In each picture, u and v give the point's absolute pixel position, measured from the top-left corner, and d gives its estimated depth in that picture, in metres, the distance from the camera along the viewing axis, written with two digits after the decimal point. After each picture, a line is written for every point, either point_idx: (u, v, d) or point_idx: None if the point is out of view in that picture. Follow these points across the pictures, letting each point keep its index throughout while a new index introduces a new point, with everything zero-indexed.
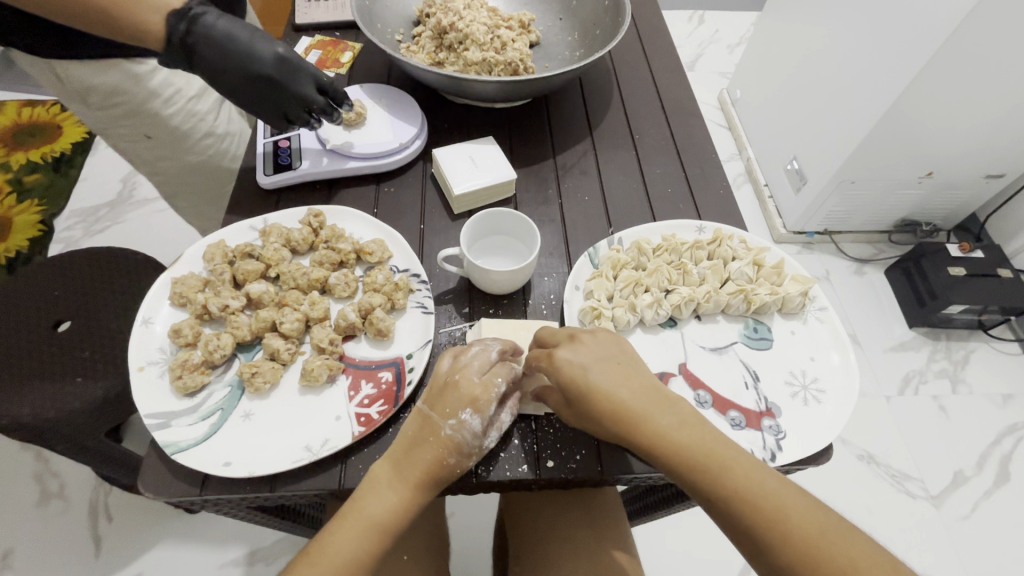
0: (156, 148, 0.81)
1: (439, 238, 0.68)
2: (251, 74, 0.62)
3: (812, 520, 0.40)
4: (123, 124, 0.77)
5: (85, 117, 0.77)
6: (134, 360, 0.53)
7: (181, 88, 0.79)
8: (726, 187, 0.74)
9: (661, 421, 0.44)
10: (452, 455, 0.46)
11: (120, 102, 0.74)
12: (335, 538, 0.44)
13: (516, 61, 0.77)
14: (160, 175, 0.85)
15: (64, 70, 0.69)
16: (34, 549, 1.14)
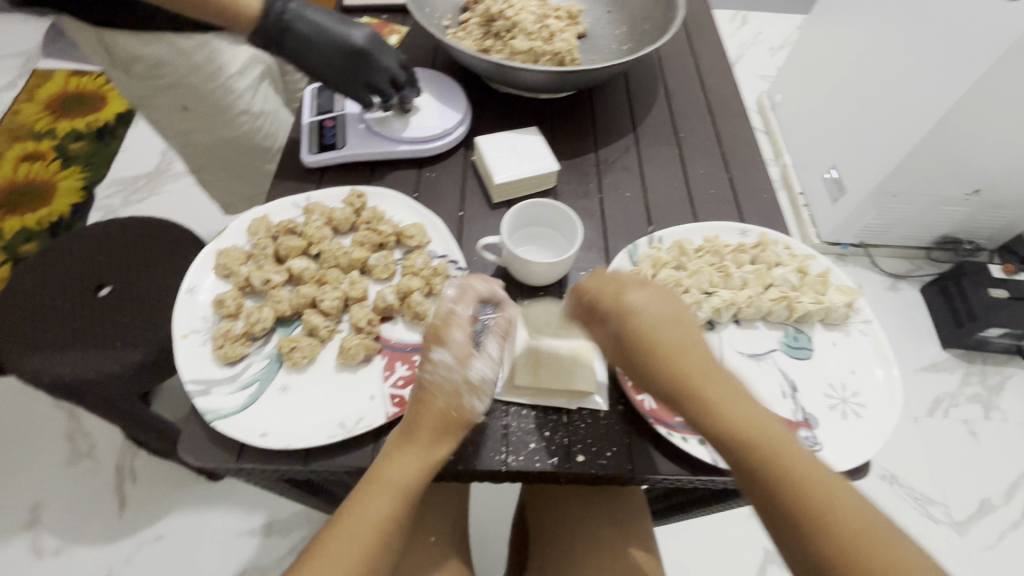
0: (193, 120, 0.81)
1: (478, 226, 0.67)
2: (342, 47, 0.64)
3: (872, 524, 0.35)
4: (163, 94, 0.78)
5: (124, 85, 0.77)
6: (177, 327, 0.54)
7: (224, 64, 0.78)
8: (770, 191, 0.73)
9: (719, 388, 0.42)
10: (441, 398, 0.47)
11: (162, 73, 0.74)
12: (358, 508, 0.44)
13: (564, 50, 0.76)
14: (193, 148, 0.85)
15: (111, 39, 0.69)
16: (63, 504, 1.18)
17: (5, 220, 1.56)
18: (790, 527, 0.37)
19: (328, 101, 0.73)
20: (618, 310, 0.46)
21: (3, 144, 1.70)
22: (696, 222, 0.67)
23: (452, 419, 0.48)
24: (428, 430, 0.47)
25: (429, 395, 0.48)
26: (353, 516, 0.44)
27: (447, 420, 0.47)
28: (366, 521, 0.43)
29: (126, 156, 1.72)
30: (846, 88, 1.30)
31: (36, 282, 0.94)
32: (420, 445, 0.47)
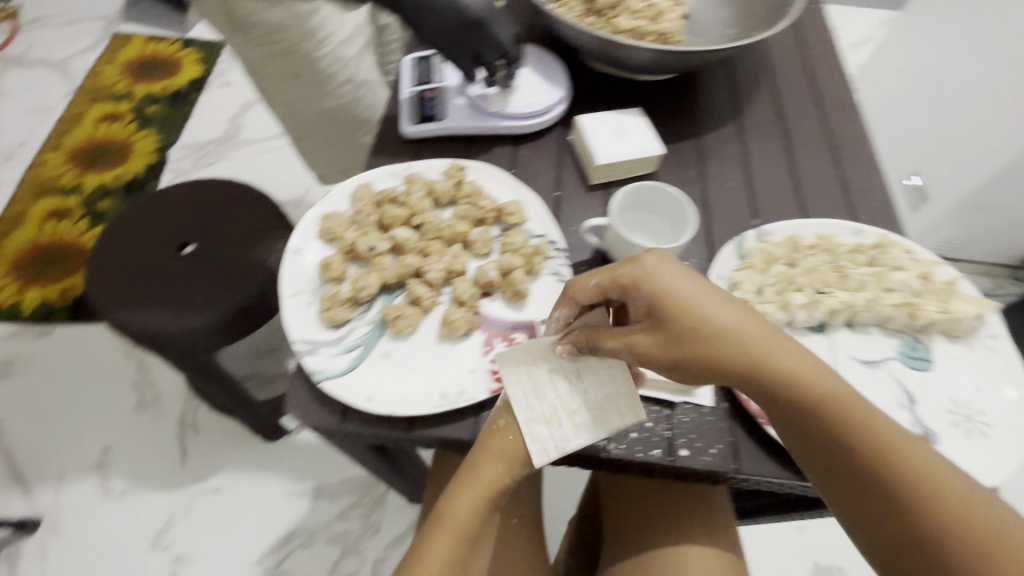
0: (299, 88, 0.84)
1: (575, 207, 0.65)
2: (459, 16, 0.63)
3: (943, 473, 0.40)
4: (274, 62, 0.80)
5: (241, 51, 0.80)
6: (286, 287, 0.55)
7: (334, 32, 0.80)
8: (885, 190, 0.68)
9: (783, 363, 0.45)
10: (507, 430, 0.49)
11: (278, 39, 0.76)
12: (427, 549, 0.48)
13: (670, 32, 0.73)
14: (296, 116, 0.89)
15: (238, 6, 0.72)
16: (130, 449, 1.24)
17: (84, 176, 1.63)
18: (874, 491, 0.41)
19: (428, 72, 0.73)
20: (650, 286, 0.46)
21: (85, 103, 1.78)
22: (807, 219, 0.63)
23: (512, 460, 0.49)
24: (484, 474, 0.49)
25: (487, 433, 0.50)
26: (425, 559, 0.47)
27: (504, 462, 0.49)
28: (434, 562, 0.47)
29: (197, 121, 1.77)
30: (946, 88, 1.22)
31: (125, 235, 0.97)
32: (479, 485, 0.49)
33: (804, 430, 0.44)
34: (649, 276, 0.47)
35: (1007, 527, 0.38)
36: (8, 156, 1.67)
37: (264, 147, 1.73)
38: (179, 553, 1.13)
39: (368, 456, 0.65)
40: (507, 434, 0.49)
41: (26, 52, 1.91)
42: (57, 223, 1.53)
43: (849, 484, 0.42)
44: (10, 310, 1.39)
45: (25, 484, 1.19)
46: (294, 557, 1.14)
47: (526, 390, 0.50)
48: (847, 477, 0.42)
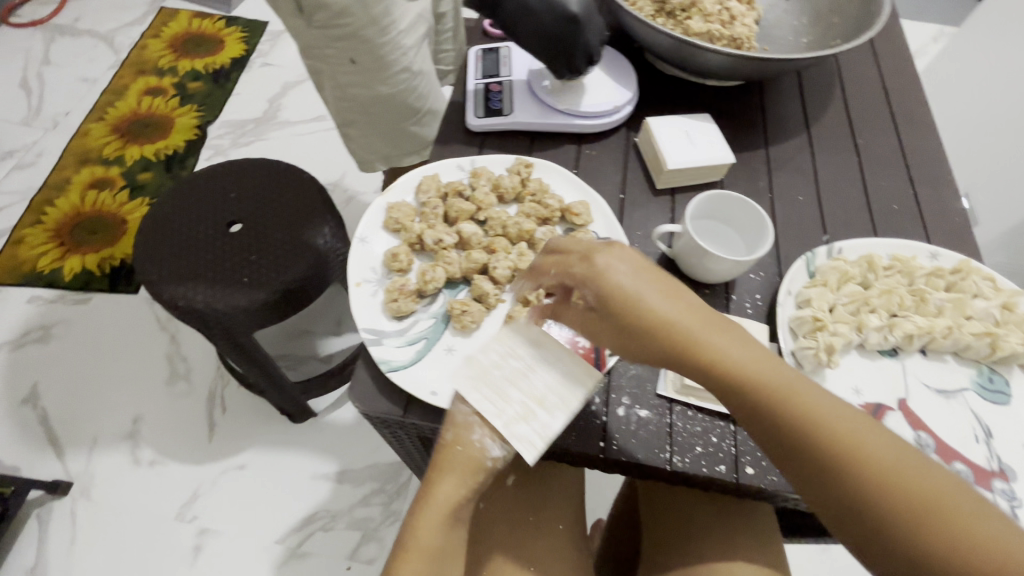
0: (356, 74, 0.82)
1: (640, 212, 0.64)
2: (554, 15, 0.60)
3: (882, 452, 0.37)
4: (334, 46, 0.78)
5: (299, 32, 0.78)
6: (352, 275, 0.55)
7: (397, 21, 0.79)
8: (962, 213, 0.66)
9: (716, 347, 0.42)
10: (456, 442, 0.47)
11: (343, 23, 0.74)
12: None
13: (744, 37, 0.71)
14: (348, 101, 0.87)
15: None
16: (160, 420, 1.25)
17: (126, 148, 1.65)
18: (813, 469, 0.39)
19: (494, 65, 0.72)
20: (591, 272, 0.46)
21: (129, 76, 1.79)
22: (881, 238, 0.62)
23: (464, 469, 0.47)
24: (443, 490, 0.47)
25: (439, 449, 0.48)
26: None
27: (460, 471, 0.47)
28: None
29: (238, 100, 1.78)
30: (1010, 111, 1.18)
31: (174, 210, 0.98)
32: (439, 505, 0.46)
33: (743, 408, 0.41)
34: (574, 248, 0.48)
35: (961, 509, 0.35)
36: (53, 123, 1.69)
37: (302, 129, 1.73)
38: (203, 526, 1.15)
39: (416, 448, 0.66)
40: (457, 445, 0.47)
41: (74, 22, 1.93)
42: (98, 193, 1.55)
43: (794, 462, 0.40)
44: (50, 276, 1.41)
45: (57, 447, 1.21)
46: (315, 539, 1.15)
47: (490, 399, 0.46)
48: (788, 456, 0.40)
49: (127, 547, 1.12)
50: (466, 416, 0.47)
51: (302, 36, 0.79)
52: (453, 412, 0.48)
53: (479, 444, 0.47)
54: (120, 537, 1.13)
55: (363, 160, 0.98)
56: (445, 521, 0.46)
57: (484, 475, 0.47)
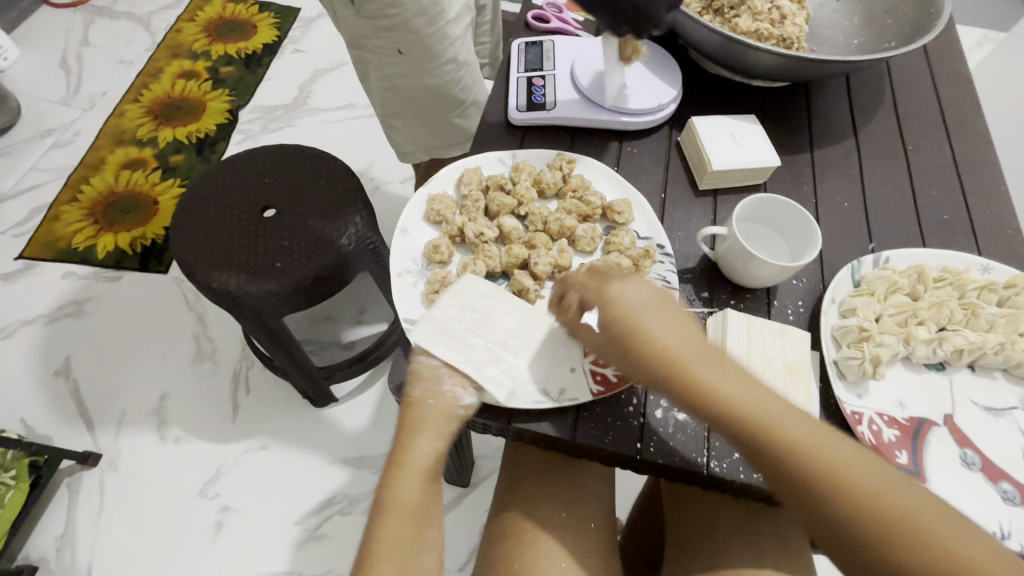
0: (401, 64, 0.82)
1: (681, 212, 0.63)
2: None
3: (870, 480, 0.39)
4: (382, 36, 0.79)
5: (347, 23, 0.80)
6: (394, 265, 0.55)
7: (444, 12, 0.78)
8: (1017, 226, 0.64)
9: (709, 377, 0.43)
10: (428, 398, 0.48)
11: (393, 14, 0.75)
12: (379, 538, 0.43)
13: (794, 37, 0.69)
14: (393, 90, 0.88)
15: None
16: (186, 397, 1.28)
17: (160, 130, 1.67)
18: (804, 498, 0.40)
19: (537, 59, 0.72)
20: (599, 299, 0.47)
21: (164, 59, 1.82)
22: (931, 249, 0.60)
23: (439, 420, 0.47)
24: (418, 448, 0.47)
25: (409, 404, 0.48)
26: (381, 553, 0.42)
27: (434, 424, 0.47)
28: (391, 550, 0.42)
29: (269, 86, 1.80)
30: None
31: (210, 194, 0.99)
32: (418, 459, 0.46)
33: (735, 436, 0.42)
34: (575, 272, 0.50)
35: (935, 530, 0.37)
36: (90, 103, 1.73)
37: (331, 117, 1.74)
38: (225, 503, 1.17)
39: None
40: (426, 400, 0.48)
41: (113, 4, 1.97)
42: (132, 173, 1.59)
43: (787, 489, 0.40)
44: (85, 253, 1.45)
45: (88, 420, 1.25)
46: (333, 522, 1.16)
47: (457, 350, 0.48)
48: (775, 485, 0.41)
49: (152, 519, 1.15)
50: (431, 366, 0.48)
51: (351, 28, 0.81)
52: (415, 368, 0.49)
53: (452, 394, 0.48)
54: (146, 510, 1.16)
55: (402, 143, 0.99)
56: (427, 473, 0.46)
57: (457, 425, 0.48)
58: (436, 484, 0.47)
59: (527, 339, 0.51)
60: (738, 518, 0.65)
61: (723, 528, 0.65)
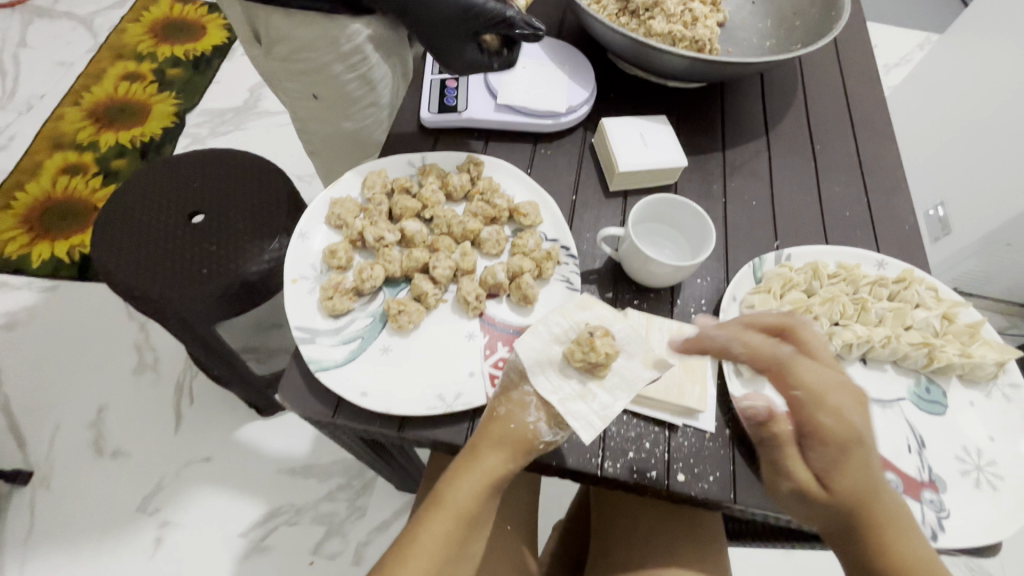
0: (320, 108, 0.79)
1: (590, 213, 0.64)
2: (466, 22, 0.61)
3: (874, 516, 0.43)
4: (296, 80, 0.76)
5: (260, 64, 0.78)
6: (288, 271, 0.54)
7: (368, 56, 0.74)
8: (914, 223, 0.66)
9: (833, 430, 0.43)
10: (514, 423, 0.47)
11: (303, 57, 0.71)
12: (423, 530, 0.44)
13: (705, 39, 0.69)
14: (307, 128, 0.85)
15: (267, 19, 0.68)
16: (126, 410, 1.24)
17: (101, 134, 1.61)
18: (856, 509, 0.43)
19: None
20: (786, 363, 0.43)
21: (107, 60, 1.75)
22: (830, 245, 0.62)
23: (519, 444, 0.46)
24: (489, 463, 0.46)
25: (492, 420, 0.47)
26: (419, 543, 0.44)
27: (513, 446, 0.46)
28: (426, 546, 0.44)
29: (218, 89, 1.75)
30: (986, 120, 1.19)
31: (135, 199, 0.94)
32: (483, 474, 0.46)
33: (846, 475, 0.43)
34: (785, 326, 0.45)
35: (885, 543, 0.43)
36: (27, 106, 1.66)
37: (282, 120, 1.71)
38: (164, 518, 1.12)
39: (360, 447, 0.65)
40: (508, 421, 0.47)
41: (53, 3, 1.89)
42: (71, 178, 1.52)
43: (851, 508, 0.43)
44: (18, 263, 1.38)
45: (19, 436, 1.19)
46: (279, 532, 1.13)
47: (550, 379, 0.47)
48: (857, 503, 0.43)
49: (85, 537, 1.10)
50: (523, 393, 0.47)
51: (265, 67, 0.78)
52: (507, 387, 0.48)
53: (533, 428, 0.47)
54: (80, 527, 1.11)
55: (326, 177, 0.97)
56: (486, 490, 0.46)
57: (534, 454, 0.47)
58: (492, 498, 0.47)
59: (628, 374, 0.47)
60: (656, 522, 0.64)
61: (640, 528, 0.64)
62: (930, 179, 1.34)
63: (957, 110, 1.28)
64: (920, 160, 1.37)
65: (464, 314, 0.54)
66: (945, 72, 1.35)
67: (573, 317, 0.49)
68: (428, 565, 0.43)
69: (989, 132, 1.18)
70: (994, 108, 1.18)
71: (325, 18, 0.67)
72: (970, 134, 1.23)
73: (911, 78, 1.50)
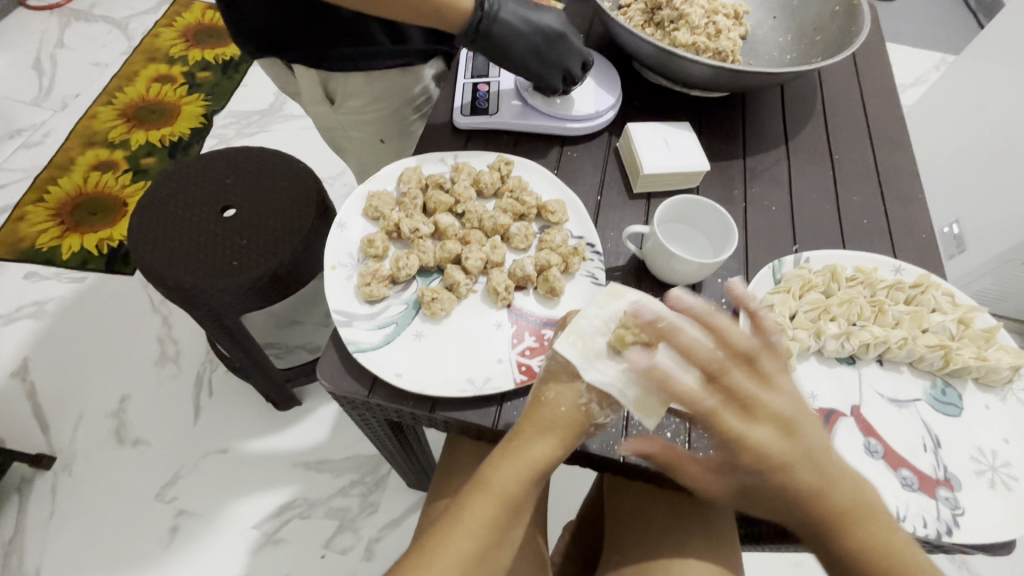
0: (382, 149, 0.94)
1: (615, 214, 0.66)
2: (543, 34, 0.65)
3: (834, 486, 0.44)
4: (365, 128, 0.89)
5: (324, 115, 0.88)
6: (328, 258, 0.57)
7: (430, 96, 0.89)
8: (931, 233, 0.67)
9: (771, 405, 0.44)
10: (564, 407, 0.47)
11: (377, 106, 0.84)
12: (466, 510, 0.46)
13: (728, 50, 0.72)
14: (363, 166, 0.99)
15: (349, 79, 0.79)
16: (147, 402, 1.21)
17: (132, 132, 1.65)
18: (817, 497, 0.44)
19: (484, 66, 0.75)
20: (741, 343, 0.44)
21: (140, 63, 1.81)
22: (847, 250, 0.64)
23: (565, 430, 0.47)
24: (537, 448, 0.47)
25: (537, 404, 0.48)
26: (463, 520, 0.45)
27: (560, 433, 0.47)
28: (473, 526, 0.45)
29: (246, 92, 1.80)
30: (1000, 138, 1.21)
31: (170, 192, 0.97)
32: (530, 460, 0.47)
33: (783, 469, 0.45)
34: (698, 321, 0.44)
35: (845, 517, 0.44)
36: (62, 105, 1.70)
37: (306, 123, 1.75)
38: (181, 507, 1.10)
39: (384, 433, 0.67)
40: (557, 406, 0.48)
41: (90, 8, 1.96)
42: (102, 174, 1.55)
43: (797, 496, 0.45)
44: (48, 254, 1.39)
45: (42, 421, 1.17)
46: (292, 526, 1.10)
47: (603, 371, 0.46)
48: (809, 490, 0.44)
49: (102, 526, 1.07)
50: (571, 377, 0.48)
51: (329, 117, 0.88)
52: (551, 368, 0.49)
53: (585, 410, 0.47)
54: (96, 516, 1.08)
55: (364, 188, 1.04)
56: (532, 475, 0.47)
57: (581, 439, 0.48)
58: (537, 485, 0.48)
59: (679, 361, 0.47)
60: (670, 518, 0.65)
61: (654, 524, 0.65)
62: (947, 198, 1.34)
63: (970, 130, 1.30)
64: (935, 179, 1.38)
65: (493, 305, 0.57)
66: (959, 92, 1.37)
67: (610, 308, 0.48)
68: (474, 544, 0.45)
69: (1004, 150, 1.19)
70: (1008, 128, 1.19)
71: (403, 70, 0.80)
72: (986, 152, 1.24)
73: (925, 98, 1.52)
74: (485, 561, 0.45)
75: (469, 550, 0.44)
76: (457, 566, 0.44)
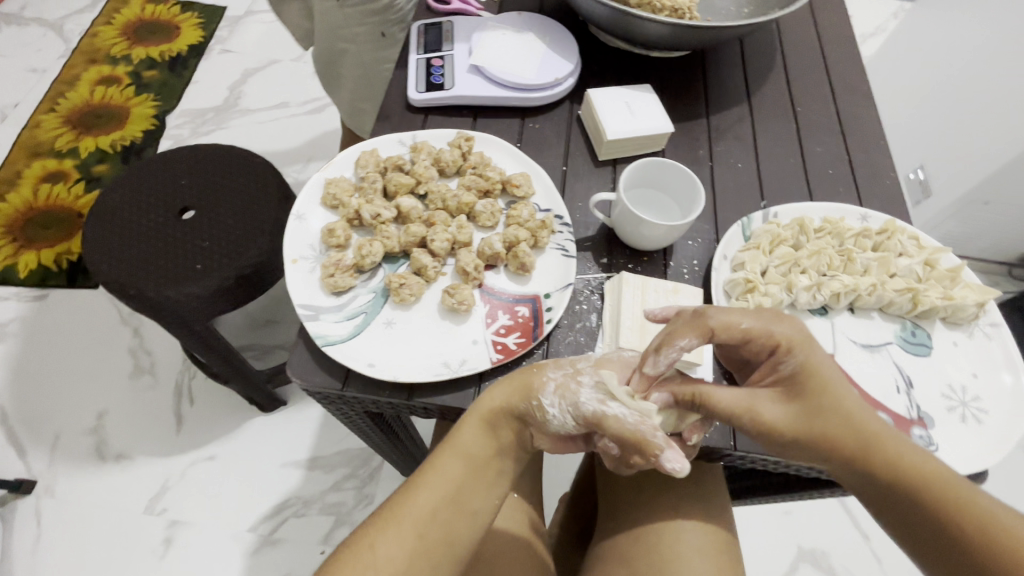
0: (387, 47, 0.84)
1: (582, 183, 0.65)
2: None
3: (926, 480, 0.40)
4: (366, 22, 0.81)
5: (328, 12, 0.83)
6: (289, 252, 0.55)
7: None
8: (895, 176, 0.68)
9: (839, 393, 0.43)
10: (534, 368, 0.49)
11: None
12: (429, 466, 0.48)
13: (685, 7, 0.70)
14: (354, 94, 0.93)
15: None
16: (124, 416, 1.18)
17: (80, 139, 1.57)
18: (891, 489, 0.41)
19: (436, 40, 0.72)
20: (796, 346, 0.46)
21: (80, 65, 1.71)
22: (815, 203, 0.64)
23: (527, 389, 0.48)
24: (495, 398, 0.48)
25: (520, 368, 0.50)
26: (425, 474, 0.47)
27: (516, 386, 0.48)
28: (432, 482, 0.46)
29: (196, 88, 1.72)
30: (958, 79, 1.22)
31: (121, 199, 0.92)
32: (483, 410, 0.48)
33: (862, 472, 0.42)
34: (803, 346, 0.45)
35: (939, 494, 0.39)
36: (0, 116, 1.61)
37: (263, 117, 1.69)
38: (173, 518, 1.08)
39: (367, 424, 0.65)
40: (532, 369, 0.49)
41: (19, 10, 1.84)
42: (52, 186, 1.48)
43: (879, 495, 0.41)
44: (3, 273, 1.33)
45: (16, 446, 1.13)
46: (288, 525, 1.09)
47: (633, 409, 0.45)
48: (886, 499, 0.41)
49: (92, 546, 1.05)
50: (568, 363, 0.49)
51: (332, 15, 0.83)
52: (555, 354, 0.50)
53: (550, 383, 0.47)
54: (84, 536, 1.06)
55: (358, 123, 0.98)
56: (487, 429, 0.48)
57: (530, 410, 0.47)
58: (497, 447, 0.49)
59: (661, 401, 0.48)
60: (661, 480, 0.66)
61: (648, 488, 0.66)
62: (909, 144, 1.35)
63: (929, 76, 1.31)
64: (900, 127, 1.38)
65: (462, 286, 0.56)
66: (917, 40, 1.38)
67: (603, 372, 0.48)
68: (431, 502, 0.45)
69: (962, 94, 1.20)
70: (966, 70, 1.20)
71: None
72: (946, 96, 1.25)
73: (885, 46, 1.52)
74: (443, 523, 0.45)
75: (423, 506, 0.45)
76: (413, 524, 0.44)
